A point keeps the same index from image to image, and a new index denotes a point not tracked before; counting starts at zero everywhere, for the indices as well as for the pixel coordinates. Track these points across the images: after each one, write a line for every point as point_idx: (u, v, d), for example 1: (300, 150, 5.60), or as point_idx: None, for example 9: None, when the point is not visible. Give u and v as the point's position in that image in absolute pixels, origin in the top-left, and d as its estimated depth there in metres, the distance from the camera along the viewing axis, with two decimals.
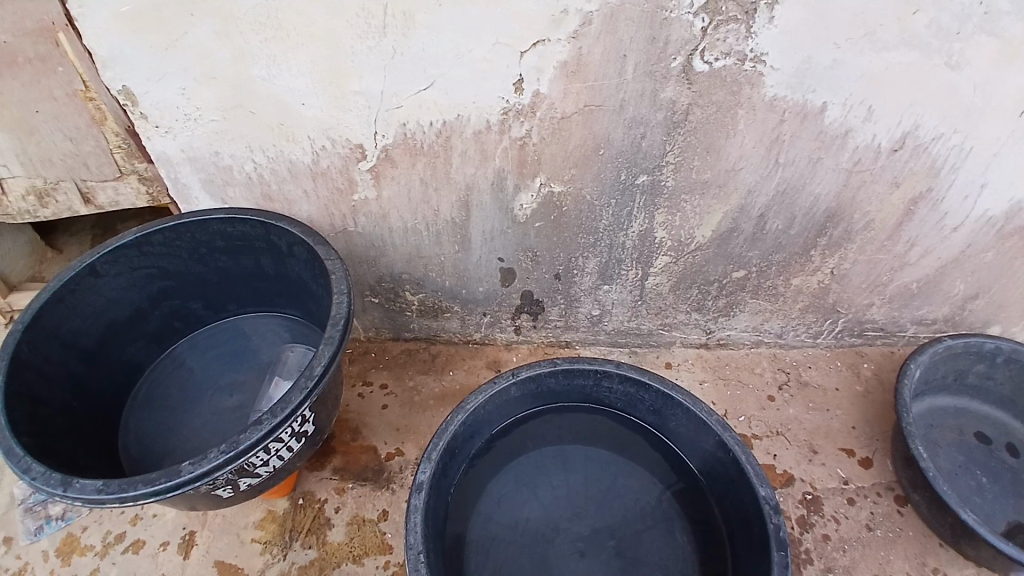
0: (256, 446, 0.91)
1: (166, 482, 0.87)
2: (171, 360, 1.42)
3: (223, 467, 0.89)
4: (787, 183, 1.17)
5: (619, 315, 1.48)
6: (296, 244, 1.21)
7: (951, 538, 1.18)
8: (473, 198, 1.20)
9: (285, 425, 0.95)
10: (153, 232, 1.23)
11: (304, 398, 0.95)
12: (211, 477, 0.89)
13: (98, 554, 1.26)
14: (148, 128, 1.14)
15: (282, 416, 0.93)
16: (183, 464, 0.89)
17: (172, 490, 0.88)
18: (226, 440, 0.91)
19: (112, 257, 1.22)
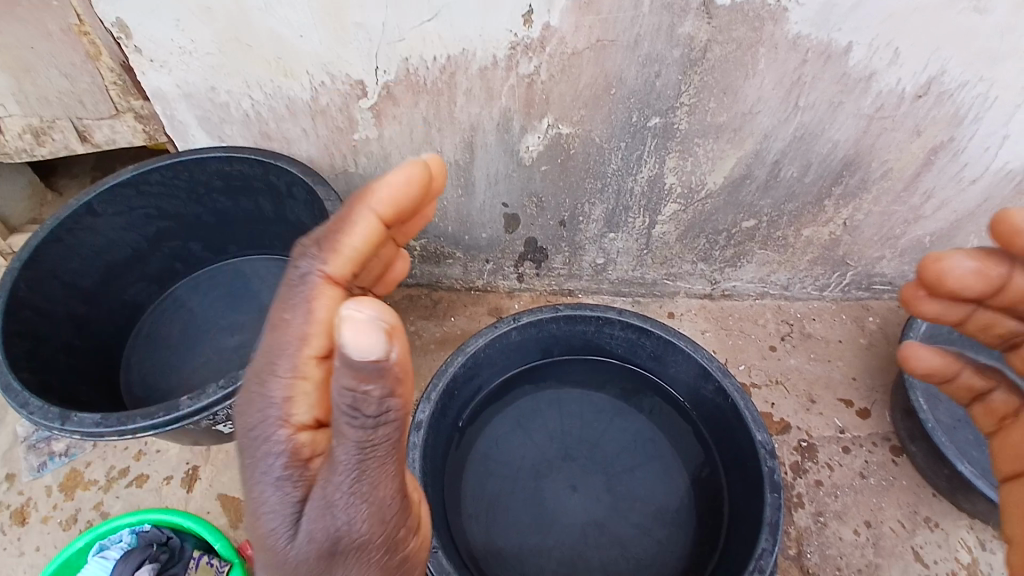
0: None
1: (164, 416, 0.90)
2: (171, 302, 1.42)
3: (220, 403, 0.91)
4: (804, 128, 1.12)
5: (624, 264, 1.46)
6: (294, 185, 1.19)
7: (949, 491, 1.20)
8: (477, 139, 1.16)
9: None
10: (149, 170, 1.20)
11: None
12: (210, 412, 0.92)
13: (101, 488, 1.30)
14: (143, 63, 1.09)
15: None
16: (182, 399, 0.92)
17: (171, 423, 0.91)
18: (223, 378, 0.92)
19: (109, 196, 1.19)
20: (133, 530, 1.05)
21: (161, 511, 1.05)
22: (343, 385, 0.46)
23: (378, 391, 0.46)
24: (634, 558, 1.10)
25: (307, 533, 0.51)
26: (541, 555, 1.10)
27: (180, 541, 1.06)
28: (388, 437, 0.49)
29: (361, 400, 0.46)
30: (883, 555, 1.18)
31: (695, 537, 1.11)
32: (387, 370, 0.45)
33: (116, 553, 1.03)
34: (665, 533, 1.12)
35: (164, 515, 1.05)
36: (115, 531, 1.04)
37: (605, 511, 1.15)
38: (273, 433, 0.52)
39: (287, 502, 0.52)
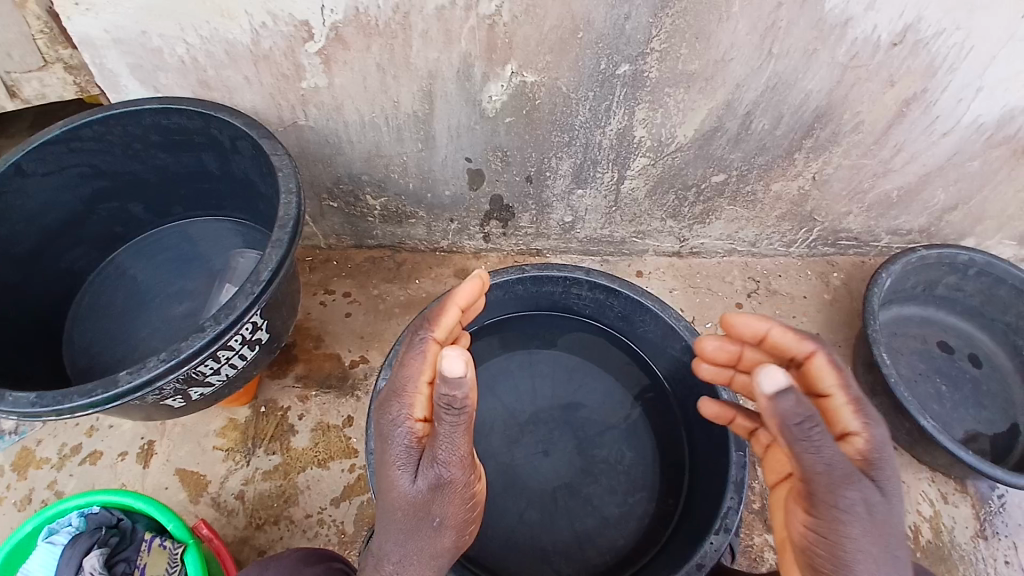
0: (198, 355, 0.86)
1: (103, 393, 0.82)
2: (114, 269, 1.32)
3: (164, 376, 0.84)
4: (777, 78, 1.08)
5: (593, 222, 1.42)
6: (238, 138, 1.10)
7: (909, 444, 1.23)
8: (436, 87, 1.08)
9: (232, 332, 0.89)
10: (80, 126, 1.07)
11: (251, 304, 0.88)
12: (153, 386, 0.85)
13: (54, 467, 1.24)
14: (65, 5, 0.97)
15: (226, 323, 0.86)
16: (121, 374, 0.84)
17: (111, 401, 0.83)
18: (166, 349, 0.85)
19: (39, 157, 1.07)
20: (81, 513, 0.96)
21: (106, 493, 0.95)
22: (440, 393, 0.65)
23: (464, 397, 0.65)
24: (604, 519, 1.10)
25: (417, 486, 0.74)
26: (511, 519, 1.10)
27: (132, 522, 0.98)
28: (463, 425, 0.68)
29: (451, 399, 0.65)
30: None
31: (663, 496, 1.11)
32: (467, 385, 0.64)
33: (65, 537, 0.94)
34: (635, 494, 1.12)
35: (111, 497, 0.96)
36: (62, 513, 0.96)
37: (575, 473, 1.14)
38: (402, 422, 0.75)
39: (405, 463, 0.74)
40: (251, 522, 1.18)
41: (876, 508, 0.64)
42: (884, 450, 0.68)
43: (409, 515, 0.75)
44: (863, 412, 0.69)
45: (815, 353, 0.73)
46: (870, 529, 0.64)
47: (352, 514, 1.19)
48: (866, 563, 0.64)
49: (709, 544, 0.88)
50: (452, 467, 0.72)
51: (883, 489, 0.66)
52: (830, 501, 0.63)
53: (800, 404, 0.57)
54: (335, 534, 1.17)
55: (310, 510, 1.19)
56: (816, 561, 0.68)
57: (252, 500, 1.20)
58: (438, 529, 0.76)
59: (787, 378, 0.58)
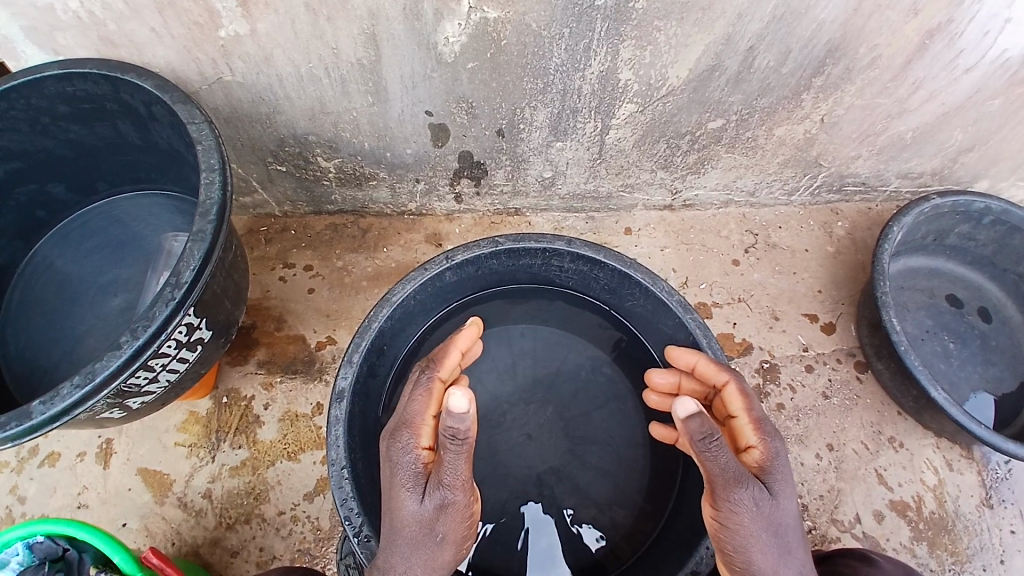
0: (119, 374, 0.74)
1: (16, 427, 0.71)
2: (44, 257, 1.17)
3: (83, 403, 0.73)
4: (785, 5, 0.91)
5: (574, 177, 1.27)
6: (154, 104, 0.93)
7: (914, 410, 1.16)
8: (381, 30, 0.91)
9: (158, 344, 0.77)
10: None
11: (173, 311, 0.76)
12: (74, 415, 0.73)
13: (13, 471, 1.15)
14: None
15: (146, 336, 0.74)
16: (34, 404, 0.73)
17: (28, 434, 0.72)
18: (79, 372, 0.73)
19: None
20: (27, 542, 0.85)
21: (44, 523, 0.83)
22: (444, 424, 0.64)
23: (467, 430, 0.64)
24: (592, 505, 1.03)
25: (425, 508, 0.68)
26: (497, 511, 1.02)
27: (80, 551, 0.87)
28: (468, 451, 0.66)
29: (456, 428, 0.63)
30: (845, 478, 1.15)
31: (656, 480, 1.03)
32: (470, 420, 0.64)
33: (13, 571, 0.85)
34: (626, 479, 1.04)
35: (52, 527, 0.84)
36: (8, 544, 0.84)
37: (562, 458, 1.06)
38: (409, 449, 0.71)
39: (412, 482, 0.69)
40: (220, 522, 1.10)
41: (767, 506, 0.66)
42: (782, 463, 0.70)
43: (412, 545, 0.69)
44: (764, 429, 0.72)
45: (728, 380, 0.76)
46: (761, 526, 0.66)
47: (327, 509, 1.11)
48: (760, 553, 0.66)
49: (704, 549, 0.82)
50: (459, 492, 0.68)
51: (780, 493, 0.68)
52: (724, 498, 0.66)
53: (704, 422, 0.62)
54: (310, 531, 1.10)
55: (282, 507, 1.11)
56: (723, 552, 0.70)
57: (220, 499, 1.11)
58: (440, 555, 0.71)
59: (697, 404, 0.64)
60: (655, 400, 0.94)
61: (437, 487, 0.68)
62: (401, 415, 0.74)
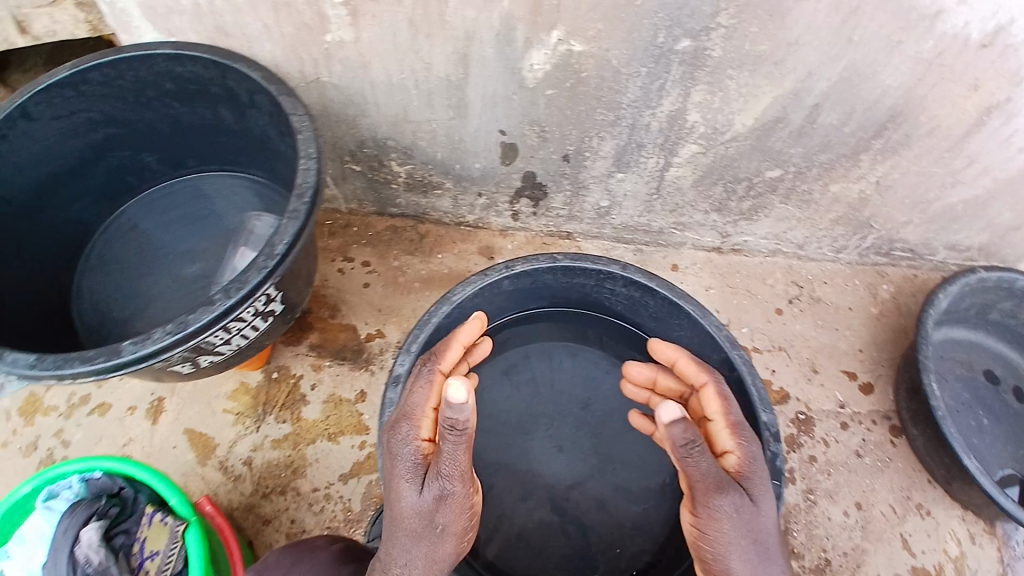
0: (207, 329, 0.81)
1: (105, 362, 0.77)
2: (129, 219, 1.27)
3: (170, 350, 0.80)
4: (853, 68, 0.96)
5: (631, 209, 1.32)
6: (257, 93, 1.01)
7: (944, 479, 1.14)
8: (473, 51, 0.99)
9: (242, 309, 0.83)
10: (86, 70, 0.99)
11: (263, 279, 0.83)
12: (157, 359, 0.80)
13: (62, 416, 1.23)
14: None
15: (236, 298, 0.81)
16: (125, 343, 0.79)
17: (114, 370, 0.78)
18: (173, 321, 0.80)
19: (42, 97, 0.98)
20: (83, 477, 0.90)
21: (109, 459, 0.89)
22: (443, 415, 0.64)
23: (466, 422, 0.64)
24: (613, 525, 1.05)
25: (423, 499, 0.71)
26: (520, 517, 1.05)
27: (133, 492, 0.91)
28: (466, 443, 0.67)
29: (455, 419, 0.64)
30: (870, 539, 1.13)
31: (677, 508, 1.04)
32: (468, 413, 0.64)
33: (63, 503, 0.87)
34: (648, 504, 1.06)
35: (115, 464, 0.89)
36: (64, 476, 0.90)
37: (588, 475, 1.08)
38: (409, 442, 0.74)
39: (411, 475, 0.72)
40: (257, 490, 1.15)
41: (748, 512, 0.68)
42: (758, 466, 0.73)
43: (415, 536, 0.73)
44: (741, 433, 0.74)
45: (709, 382, 0.79)
46: (738, 531, 0.68)
47: (359, 492, 1.15)
48: (739, 560, 0.68)
49: None
50: (457, 483, 0.70)
51: (758, 498, 0.70)
52: (705, 504, 0.68)
53: (687, 428, 0.63)
54: (341, 511, 1.14)
55: (317, 484, 1.15)
56: (703, 560, 0.72)
57: (260, 468, 1.16)
58: (442, 547, 0.74)
59: (682, 410, 0.64)
60: (632, 392, 0.99)
61: (437, 478, 0.70)
62: (402, 407, 0.78)
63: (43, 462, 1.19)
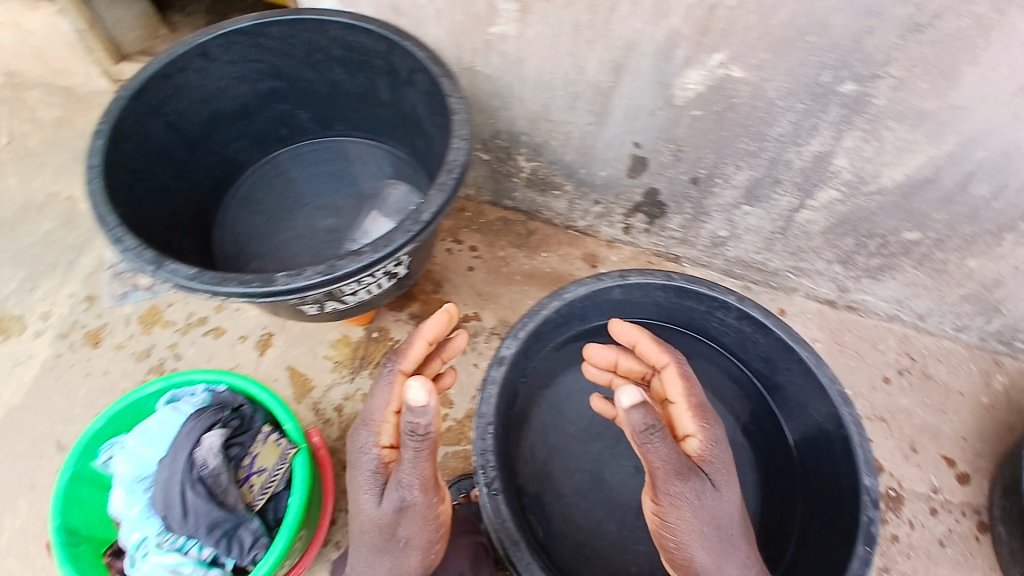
0: (351, 276, 0.87)
1: (260, 287, 0.84)
2: (273, 167, 1.32)
3: (315, 288, 0.87)
4: (1018, 144, 0.89)
5: (749, 244, 1.29)
6: (417, 71, 1.07)
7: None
8: (630, 61, 1.00)
9: (382, 265, 0.90)
10: (266, 24, 1.06)
11: (406, 242, 0.89)
12: (302, 294, 0.87)
13: (179, 331, 1.34)
14: None
15: (382, 254, 0.87)
16: (278, 274, 0.86)
17: (265, 296, 0.86)
18: (324, 263, 0.87)
19: (227, 42, 1.07)
20: (207, 387, 0.99)
21: (235, 376, 0.98)
22: (405, 419, 0.69)
23: (427, 425, 0.69)
24: None
25: (382, 508, 0.75)
26: (585, 524, 1.06)
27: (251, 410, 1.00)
28: (427, 449, 0.71)
29: (415, 423, 0.69)
30: None
31: None
32: (429, 414, 0.69)
33: (188, 405, 0.96)
34: None
35: (239, 381, 0.98)
36: (190, 383, 0.98)
37: None
38: (369, 450, 0.77)
39: (370, 486, 0.76)
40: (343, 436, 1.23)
41: (709, 497, 0.74)
42: (719, 448, 0.79)
43: (377, 546, 0.77)
44: (701, 417, 0.80)
45: (668, 365, 0.85)
46: (696, 514, 0.73)
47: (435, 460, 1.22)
48: (701, 547, 0.74)
49: None
50: (417, 493, 0.74)
51: (719, 483, 0.76)
52: (665, 490, 0.74)
53: (645, 414, 0.71)
54: None
55: None
56: (668, 550, 0.78)
57: (349, 417, 1.25)
58: (407, 557, 0.78)
59: (642, 396, 0.73)
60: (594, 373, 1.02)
61: (394, 488, 0.74)
62: (363, 413, 0.80)
63: (154, 369, 1.31)
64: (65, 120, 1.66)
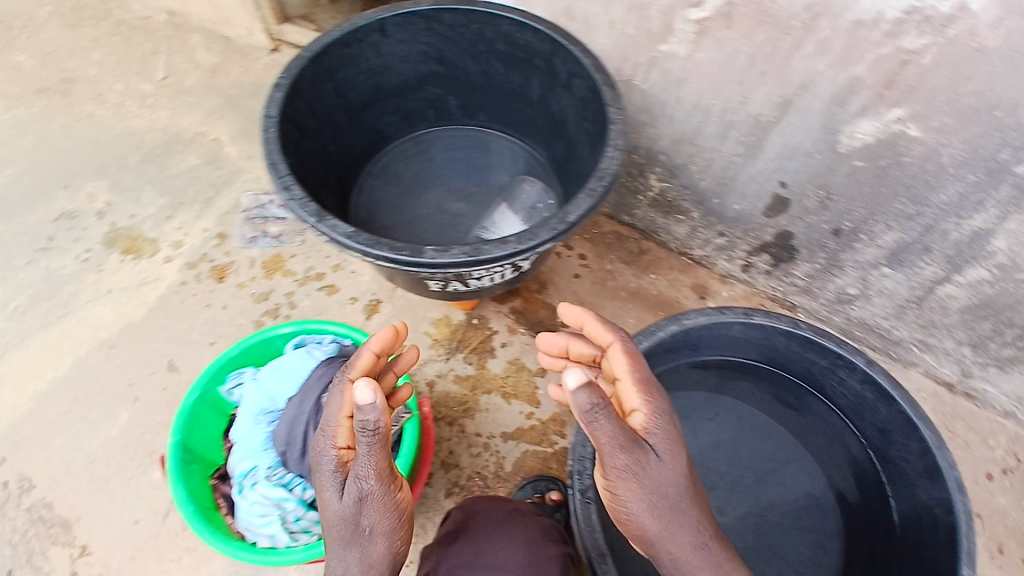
0: (492, 262, 0.89)
1: (408, 256, 0.88)
2: (415, 146, 1.37)
3: (456, 266, 0.89)
4: None
5: (877, 307, 1.25)
6: (576, 76, 1.08)
7: None
8: (799, 100, 0.98)
9: (521, 257, 0.91)
10: (445, 10, 1.10)
11: (549, 238, 0.90)
12: (443, 270, 0.90)
13: (297, 282, 1.42)
14: None
15: (525, 246, 0.89)
16: (426, 247, 0.90)
17: (410, 265, 0.89)
18: (469, 245, 0.89)
19: (402, 22, 1.12)
20: (336, 340, 1.04)
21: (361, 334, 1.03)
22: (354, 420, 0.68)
23: (377, 420, 0.67)
24: None
25: (345, 502, 0.72)
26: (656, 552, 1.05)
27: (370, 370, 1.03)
28: (382, 443, 0.70)
29: (364, 420, 0.67)
30: None
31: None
32: (377, 409, 0.67)
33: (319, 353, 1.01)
34: None
35: (364, 339, 1.03)
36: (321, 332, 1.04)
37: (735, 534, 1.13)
38: (325, 453, 0.75)
39: (331, 484, 0.73)
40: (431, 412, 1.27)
41: (651, 467, 0.69)
42: (665, 420, 0.72)
43: (346, 541, 0.73)
44: (646, 390, 0.73)
45: (613, 346, 0.76)
46: (641, 484, 0.69)
47: (514, 455, 1.24)
48: (649, 518, 0.70)
49: None
50: (375, 483, 0.71)
51: (664, 453, 0.70)
52: (611, 466, 0.69)
53: (590, 394, 0.64)
54: (493, 464, 1.23)
55: (481, 430, 1.26)
56: (620, 522, 0.74)
57: (438, 394, 1.29)
58: (375, 548, 0.73)
59: (587, 375, 0.65)
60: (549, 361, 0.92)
61: (354, 481, 0.71)
62: (324, 420, 0.79)
63: (269, 312, 1.38)
64: (219, 65, 1.75)
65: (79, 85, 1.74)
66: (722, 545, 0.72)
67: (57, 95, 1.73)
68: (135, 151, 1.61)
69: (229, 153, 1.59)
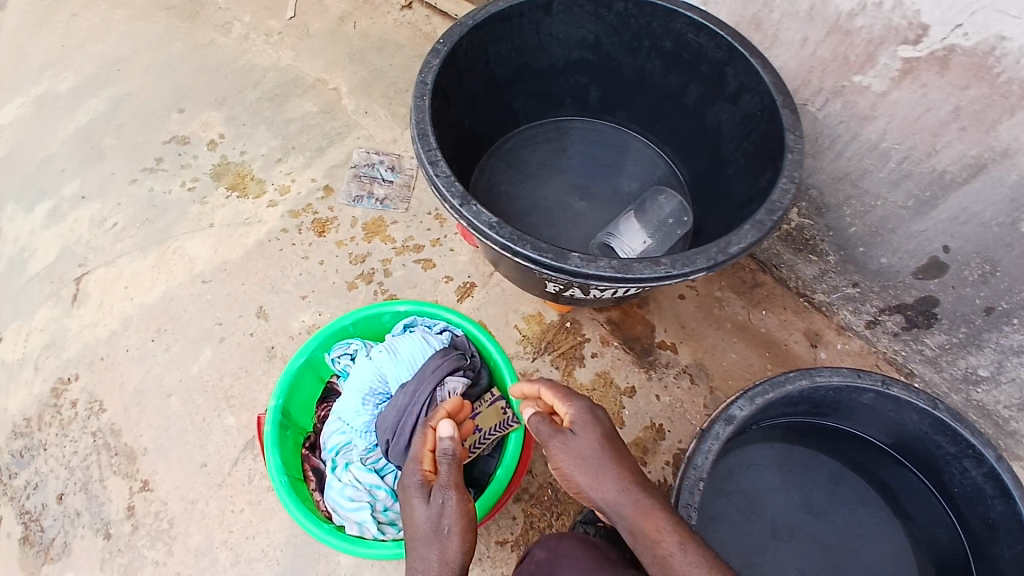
0: (639, 283, 0.82)
1: (551, 260, 0.81)
2: (546, 133, 1.31)
3: (601, 280, 0.82)
4: None
5: (1005, 395, 1.14)
6: (747, 91, 0.98)
7: None
8: (997, 166, 0.88)
9: (669, 282, 0.84)
10: None
11: (706, 268, 0.82)
12: (584, 281, 0.83)
13: (394, 249, 1.37)
14: None
15: (679, 272, 0.81)
16: (570, 253, 0.83)
17: (550, 269, 0.82)
18: (619, 259, 0.82)
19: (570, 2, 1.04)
20: (449, 331, 1.07)
21: (473, 325, 1.03)
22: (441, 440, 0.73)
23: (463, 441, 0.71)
24: None
25: (430, 507, 0.69)
26: None
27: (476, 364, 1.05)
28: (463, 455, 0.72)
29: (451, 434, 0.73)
30: None
31: None
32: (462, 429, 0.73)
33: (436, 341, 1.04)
34: None
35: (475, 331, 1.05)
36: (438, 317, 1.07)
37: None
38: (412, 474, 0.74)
39: (416, 494, 0.71)
40: None
41: (569, 439, 0.73)
42: (581, 407, 0.77)
43: (426, 541, 0.67)
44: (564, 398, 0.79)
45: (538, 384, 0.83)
46: (564, 451, 0.73)
47: None
48: (579, 479, 0.72)
49: None
50: (457, 487, 0.70)
51: (578, 427, 0.74)
52: (548, 454, 0.75)
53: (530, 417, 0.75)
54: None
55: None
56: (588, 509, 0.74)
57: None
58: (450, 548, 0.66)
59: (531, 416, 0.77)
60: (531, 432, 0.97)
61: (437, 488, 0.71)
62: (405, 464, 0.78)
63: (364, 276, 1.35)
64: (348, 14, 1.70)
65: (207, 9, 1.72)
66: (647, 489, 0.70)
67: (184, 17, 1.71)
68: (252, 88, 1.59)
69: (346, 105, 1.55)
